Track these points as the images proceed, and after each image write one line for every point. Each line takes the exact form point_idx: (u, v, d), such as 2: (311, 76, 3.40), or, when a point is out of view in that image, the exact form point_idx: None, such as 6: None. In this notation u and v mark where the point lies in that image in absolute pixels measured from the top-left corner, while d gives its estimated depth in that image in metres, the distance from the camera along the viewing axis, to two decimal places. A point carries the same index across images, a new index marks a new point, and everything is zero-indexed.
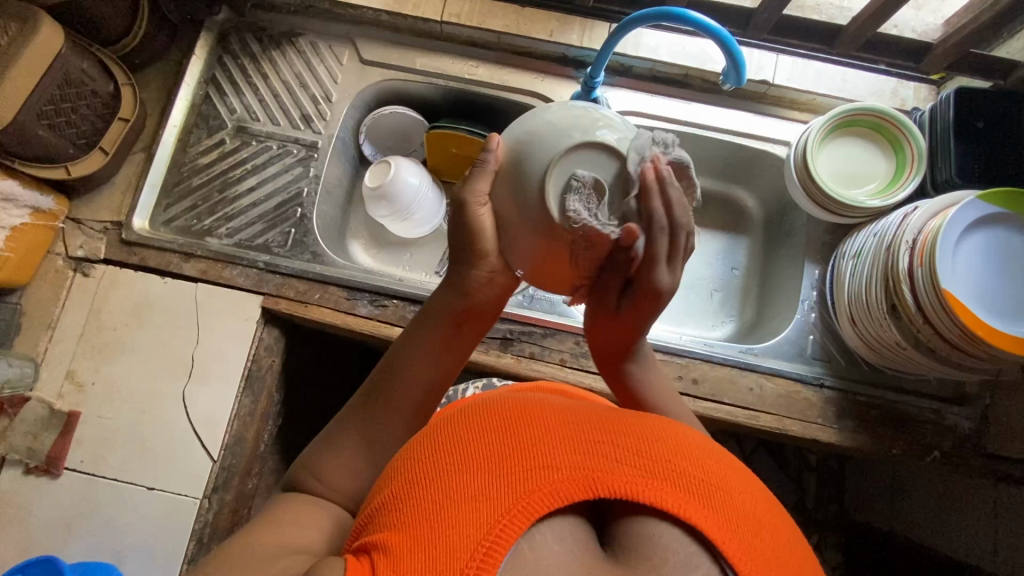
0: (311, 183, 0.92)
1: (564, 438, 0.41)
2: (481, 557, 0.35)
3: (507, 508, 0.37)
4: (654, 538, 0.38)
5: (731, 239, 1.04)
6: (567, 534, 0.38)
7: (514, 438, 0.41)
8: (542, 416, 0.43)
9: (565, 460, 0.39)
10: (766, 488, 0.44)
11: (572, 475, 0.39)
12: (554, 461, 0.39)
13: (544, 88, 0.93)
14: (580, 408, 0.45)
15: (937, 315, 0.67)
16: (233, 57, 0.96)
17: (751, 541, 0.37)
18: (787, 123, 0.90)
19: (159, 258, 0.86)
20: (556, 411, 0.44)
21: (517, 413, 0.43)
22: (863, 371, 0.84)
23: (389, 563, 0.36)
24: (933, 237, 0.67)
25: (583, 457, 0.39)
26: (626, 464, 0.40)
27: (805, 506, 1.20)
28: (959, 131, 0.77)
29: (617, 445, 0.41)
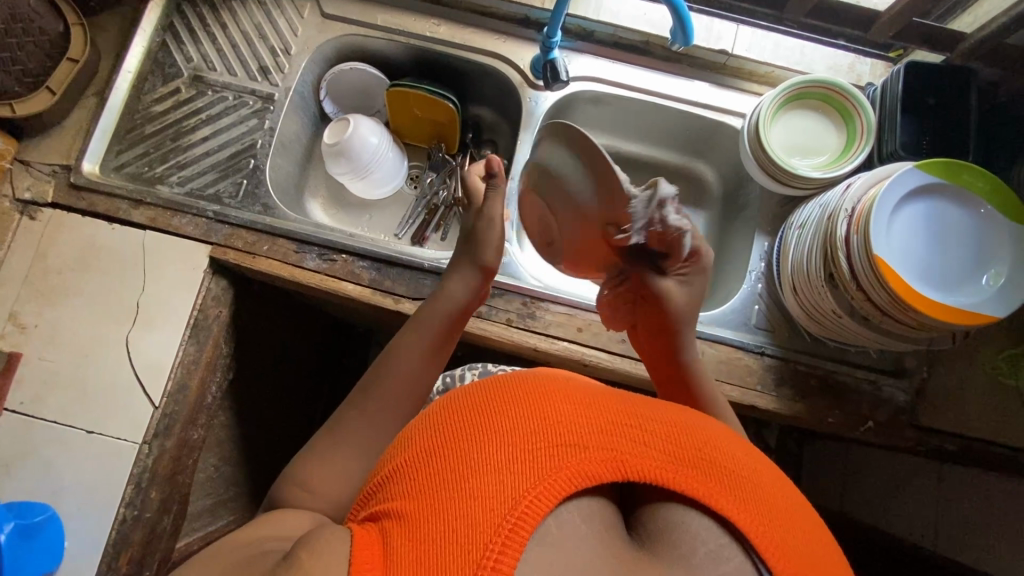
0: (266, 135, 0.91)
1: (596, 419, 0.43)
2: (509, 530, 0.37)
3: (535, 483, 0.39)
4: (682, 526, 0.40)
5: (690, 213, 1.04)
6: (594, 512, 0.41)
7: (545, 412, 0.42)
8: (570, 395, 0.45)
9: (598, 440, 0.41)
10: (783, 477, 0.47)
11: (602, 454, 0.41)
12: (587, 441, 0.41)
13: (505, 50, 0.93)
14: (611, 392, 0.48)
15: (868, 280, 0.68)
16: (191, 5, 0.94)
17: (780, 531, 0.40)
18: (744, 95, 0.91)
19: (108, 204, 0.85)
20: (587, 392, 0.46)
21: (546, 389, 0.45)
22: (805, 342, 0.85)
23: (409, 530, 0.38)
24: (869, 205, 0.68)
25: (614, 439, 0.42)
26: (656, 450, 0.42)
27: None
28: (907, 105, 0.78)
29: (649, 431, 0.43)
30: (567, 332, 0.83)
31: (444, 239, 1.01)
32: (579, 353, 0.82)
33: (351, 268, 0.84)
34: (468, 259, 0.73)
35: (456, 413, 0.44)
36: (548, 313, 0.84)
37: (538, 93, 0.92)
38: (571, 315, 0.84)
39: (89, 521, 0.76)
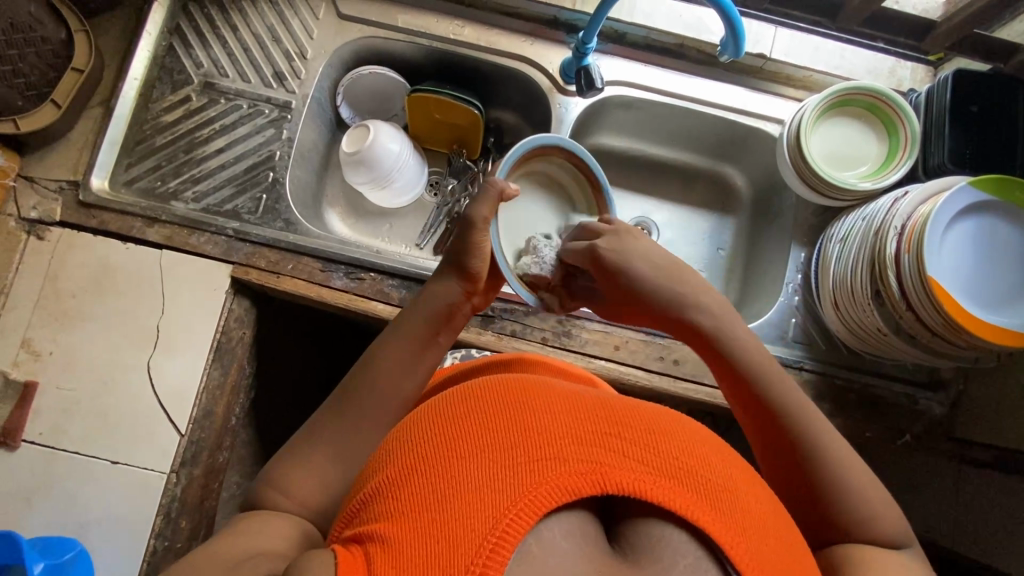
0: (284, 146, 0.86)
1: (573, 428, 0.38)
2: (487, 553, 0.33)
3: (512, 500, 0.35)
4: (665, 540, 0.36)
5: (718, 219, 1.02)
6: (574, 530, 0.36)
7: (513, 422, 0.38)
8: (549, 401, 0.40)
9: (573, 451, 0.37)
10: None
11: (578, 467, 0.36)
12: (563, 453, 0.36)
13: (533, 53, 0.89)
14: (593, 395, 0.43)
15: (920, 301, 0.67)
16: (199, 6, 0.88)
17: (765, 549, 0.36)
18: (781, 100, 0.88)
19: (120, 222, 0.81)
20: (570, 397, 0.41)
21: (520, 395, 0.41)
22: (842, 355, 0.84)
23: (385, 557, 0.33)
24: (922, 222, 0.67)
25: (592, 449, 0.37)
26: (635, 459, 0.37)
27: None
28: (954, 115, 0.76)
29: (630, 437, 0.38)
30: (603, 350, 0.81)
31: None
32: (617, 371, 0.81)
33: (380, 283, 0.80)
34: (457, 269, 0.62)
35: (427, 430, 0.40)
36: (584, 330, 0.82)
37: (568, 99, 0.89)
38: (606, 332, 0.82)
39: (118, 554, 0.74)
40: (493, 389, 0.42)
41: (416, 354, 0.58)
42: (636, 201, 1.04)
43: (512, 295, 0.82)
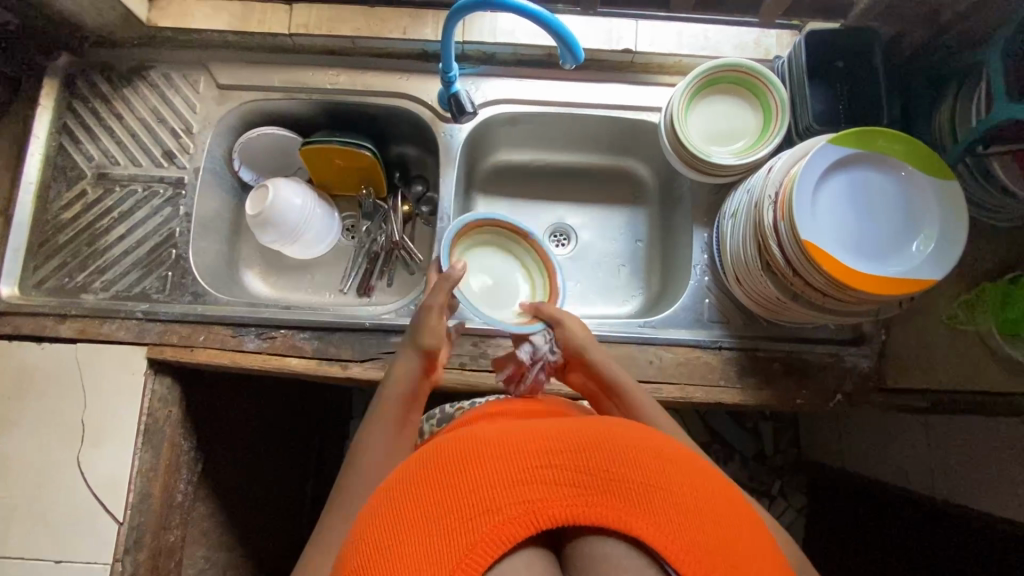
0: (183, 221, 0.88)
1: (502, 471, 0.38)
2: None
3: (453, 565, 0.35)
4: (602, 556, 0.36)
5: (632, 211, 1.04)
6: (523, 569, 0.36)
7: (451, 482, 0.38)
8: (479, 449, 0.40)
9: (504, 496, 0.37)
10: (708, 467, 0.43)
11: (511, 512, 0.36)
12: (496, 501, 0.37)
13: (411, 88, 0.90)
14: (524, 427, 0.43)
15: (802, 264, 0.67)
16: (82, 101, 0.91)
17: (696, 539, 0.36)
18: (657, 89, 0.90)
19: (34, 324, 0.83)
20: (498, 438, 0.41)
21: (455, 453, 0.40)
22: (761, 326, 0.84)
23: None
24: (789, 189, 0.67)
25: (527, 489, 0.37)
26: (565, 485, 0.38)
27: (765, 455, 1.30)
28: (812, 75, 0.77)
29: (559, 465, 0.38)
30: None
31: (391, 285, 1.02)
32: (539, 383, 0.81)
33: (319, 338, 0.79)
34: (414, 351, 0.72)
35: (377, 515, 0.40)
36: (500, 348, 0.82)
37: (452, 126, 0.90)
38: None
39: None
40: (434, 453, 0.42)
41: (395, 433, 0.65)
42: (550, 209, 1.05)
43: None
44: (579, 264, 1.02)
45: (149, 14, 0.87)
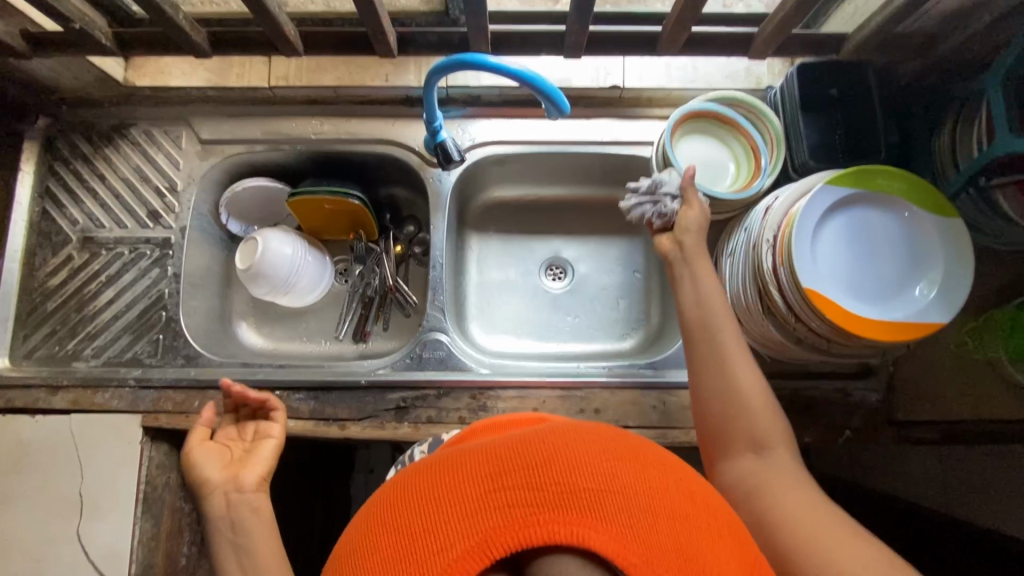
0: (172, 282, 0.87)
1: (448, 502, 0.33)
2: None
3: None
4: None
5: (628, 242, 1.02)
6: None
7: (399, 523, 0.33)
8: (426, 479, 0.35)
9: (455, 528, 0.32)
10: (678, 462, 0.37)
11: (462, 546, 0.31)
12: (447, 535, 0.31)
13: (396, 134, 0.88)
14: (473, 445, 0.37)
15: (805, 311, 0.65)
16: (64, 164, 0.89)
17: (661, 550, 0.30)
18: (648, 123, 0.88)
19: (26, 396, 0.82)
20: (445, 462, 0.35)
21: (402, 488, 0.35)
22: (764, 365, 0.82)
23: None
24: (788, 233, 0.65)
25: (474, 520, 0.31)
26: (516, 506, 0.32)
27: None
28: (806, 108, 0.75)
29: (508, 483, 0.32)
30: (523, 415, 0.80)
31: (387, 329, 1.01)
32: None
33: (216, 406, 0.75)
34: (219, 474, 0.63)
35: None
36: (500, 400, 0.80)
37: (440, 170, 0.89)
38: (521, 396, 0.80)
39: None
40: (383, 495, 0.36)
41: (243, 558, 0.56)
42: (544, 242, 1.03)
43: (421, 380, 0.81)
44: (577, 299, 1.01)
45: (127, 74, 0.85)
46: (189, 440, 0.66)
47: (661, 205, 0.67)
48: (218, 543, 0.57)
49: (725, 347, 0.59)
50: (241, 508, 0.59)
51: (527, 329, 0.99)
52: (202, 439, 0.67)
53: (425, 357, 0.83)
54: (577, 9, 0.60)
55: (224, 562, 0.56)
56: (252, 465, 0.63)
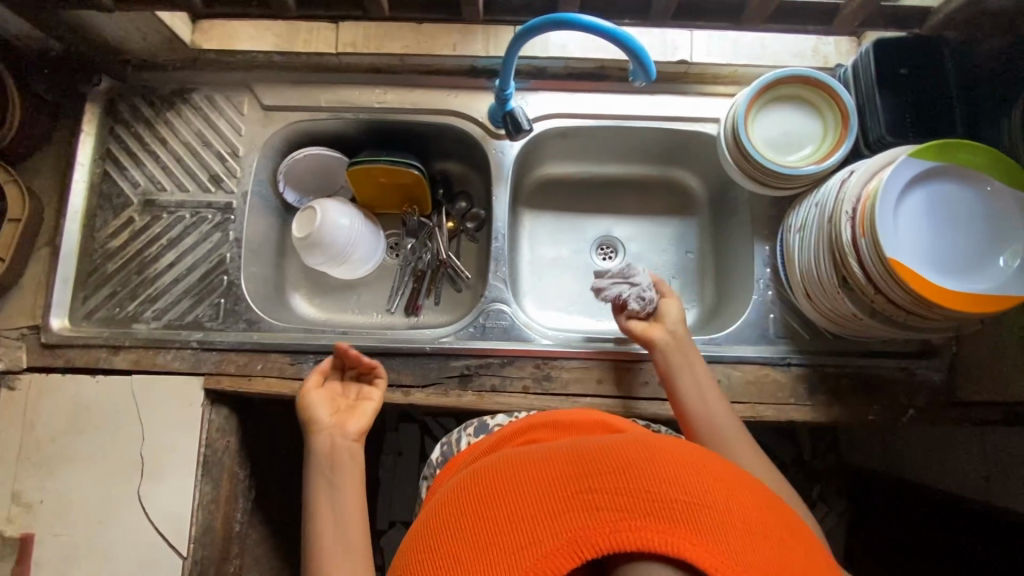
0: (233, 247, 0.86)
1: (543, 504, 0.38)
2: None
3: None
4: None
5: (681, 222, 1.02)
6: None
7: (487, 520, 0.39)
8: (519, 484, 0.41)
9: (548, 527, 0.36)
10: (746, 480, 0.41)
11: (550, 545, 0.36)
12: (541, 532, 0.36)
13: (459, 105, 0.88)
14: (559, 451, 0.43)
15: (886, 282, 0.66)
16: (125, 126, 0.89)
17: (742, 559, 0.33)
18: (712, 100, 0.88)
19: (86, 356, 0.82)
20: (537, 469, 0.41)
21: (497, 491, 0.41)
22: (828, 341, 0.82)
23: None
24: (871, 204, 0.65)
25: (567, 519, 0.36)
26: (607, 511, 0.36)
27: (803, 459, 1.27)
28: (883, 84, 0.75)
29: (597, 490, 0.37)
30: (588, 386, 0.80)
31: (438, 303, 1.01)
32: (605, 405, 0.79)
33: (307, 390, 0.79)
34: (326, 419, 0.68)
35: (425, 557, 0.40)
36: (564, 370, 0.80)
37: (503, 142, 0.89)
38: (584, 367, 0.80)
39: None
40: (479, 493, 0.42)
41: (338, 493, 0.62)
42: (596, 221, 1.04)
43: (485, 349, 0.81)
44: None
45: (192, 36, 0.86)
46: (305, 384, 0.71)
47: (640, 289, 0.76)
48: (316, 479, 0.64)
49: (710, 395, 0.70)
50: (341, 452, 0.65)
51: (579, 306, 0.99)
52: (315, 386, 0.71)
53: (489, 327, 0.83)
54: None
55: (319, 500, 0.62)
56: (355, 417, 0.68)
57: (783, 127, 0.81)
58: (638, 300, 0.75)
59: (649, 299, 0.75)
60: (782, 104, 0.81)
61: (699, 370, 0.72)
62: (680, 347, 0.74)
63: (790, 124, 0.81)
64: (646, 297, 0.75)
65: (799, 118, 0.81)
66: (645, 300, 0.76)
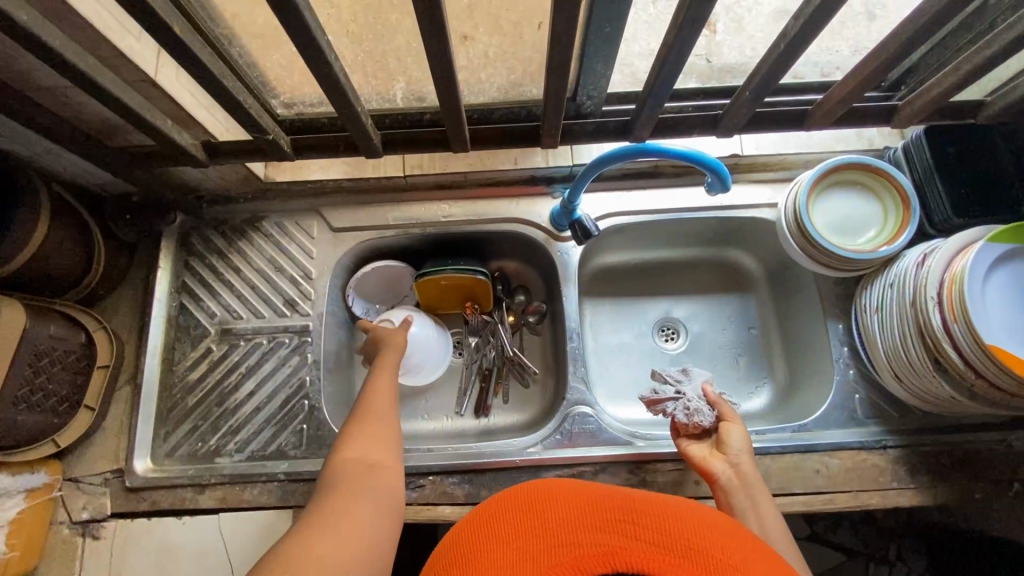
0: (312, 369, 0.87)
1: (593, 522, 0.45)
2: None
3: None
4: None
5: (740, 300, 1.03)
6: None
7: (548, 522, 0.47)
8: (577, 500, 0.49)
9: (588, 537, 0.44)
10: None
11: (593, 549, 0.42)
12: (581, 539, 0.44)
13: (522, 212, 0.91)
14: (618, 492, 0.50)
15: (986, 367, 0.66)
16: (199, 258, 0.91)
17: None
18: (767, 187, 0.91)
19: (171, 497, 0.80)
20: (593, 497, 0.49)
21: (561, 499, 0.49)
22: (919, 419, 0.81)
23: None
24: (958, 291, 0.67)
25: (607, 535, 0.44)
26: (643, 541, 0.43)
27: (875, 518, 1.23)
28: (942, 167, 0.78)
29: (639, 525, 0.44)
30: (684, 488, 0.78)
31: (507, 402, 1.00)
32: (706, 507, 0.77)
33: None
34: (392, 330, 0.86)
35: (490, 527, 0.49)
36: (659, 472, 0.79)
37: (566, 244, 0.91)
38: (679, 467, 0.79)
39: None
40: (544, 495, 0.50)
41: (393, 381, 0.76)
42: (654, 304, 1.05)
43: (576, 458, 0.80)
44: (695, 359, 1.00)
45: (266, 170, 0.89)
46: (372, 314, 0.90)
47: (686, 400, 0.76)
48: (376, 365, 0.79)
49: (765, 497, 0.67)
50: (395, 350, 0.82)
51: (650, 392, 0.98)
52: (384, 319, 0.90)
53: (576, 432, 0.82)
54: (751, 94, 0.64)
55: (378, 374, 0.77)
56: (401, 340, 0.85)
57: (847, 213, 0.83)
58: (691, 413, 0.75)
59: (701, 413, 0.74)
60: (847, 188, 0.84)
61: (771, 509, 0.66)
62: (749, 483, 0.68)
63: (852, 210, 0.83)
64: (697, 410, 0.75)
65: (864, 206, 0.83)
66: (696, 412, 0.75)
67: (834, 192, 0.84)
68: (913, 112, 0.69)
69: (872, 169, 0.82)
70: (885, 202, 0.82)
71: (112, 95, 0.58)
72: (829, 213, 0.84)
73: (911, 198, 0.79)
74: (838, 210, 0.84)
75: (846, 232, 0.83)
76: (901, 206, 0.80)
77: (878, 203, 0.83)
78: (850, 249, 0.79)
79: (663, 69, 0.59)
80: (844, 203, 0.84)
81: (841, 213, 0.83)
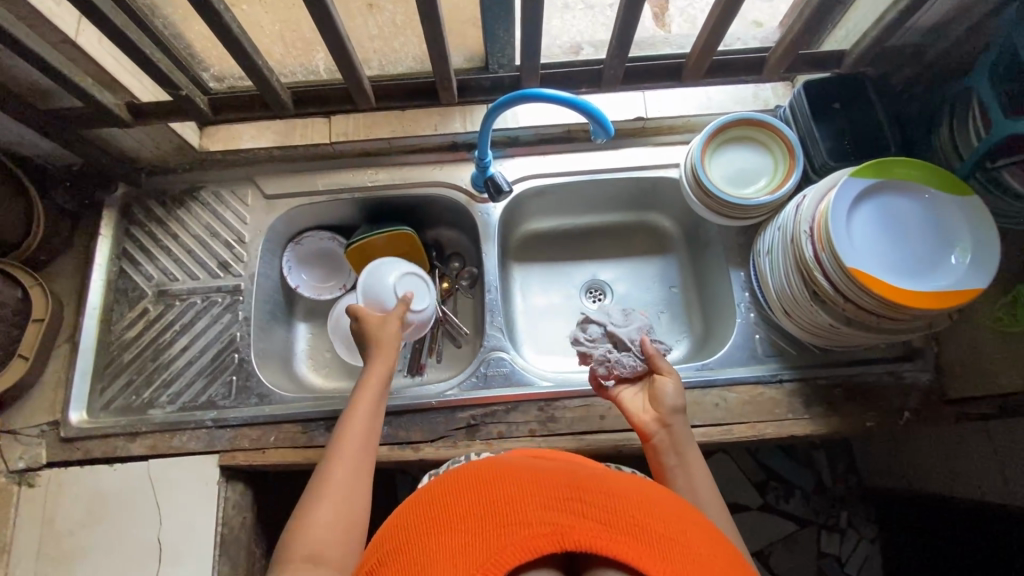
0: (243, 325, 0.92)
1: (544, 495, 0.39)
2: None
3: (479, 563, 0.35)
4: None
5: (661, 260, 1.08)
6: None
7: (490, 496, 0.40)
8: (519, 475, 0.42)
9: (535, 514, 0.38)
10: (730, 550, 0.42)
11: (540, 528, 0.37)
12: (528, 516, 0.38)
13: (444, 176, 0.97)
14: (563, 471, 0.44)
15: (851, 290, 0.71)
16: (138, 225, 0.96)
17: None
18: (672, 148, 0.97)
19: (104, 446, 0.84)
20: (539, 473, 0.43)
21: (500, 474, 0.43)
22: (814, 355, 0.86)
23: None
24: (824, 224, 0.71)
25: (556, 512, 0.38)
26: (594, 519, 0.38)
27: (824, 484, 1.23)
28: (818, 117, 0.84)
29: (590, 503, 0.39)
30: (590, 423, 0.82)
31: (441, 361, 1.04)
32: (609, 438, 0.81)
33: (277, 416, 0.84)
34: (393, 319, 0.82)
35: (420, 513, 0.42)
36: (566, 409, 0.83)
37: (486, 205, 0.97)
38: (587, 405, 0.83)
39: None
40: (476, 472, 0.44)
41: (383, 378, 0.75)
42: (582, 267, 1.10)
43: (488, 398, 0.84)
44: None
45: (201, 141, 0.96)
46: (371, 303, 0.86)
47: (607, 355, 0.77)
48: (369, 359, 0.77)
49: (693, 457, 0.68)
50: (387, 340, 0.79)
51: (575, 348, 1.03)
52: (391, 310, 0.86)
53: (491, 375, 0.86)
54: (617, 45, 0.70)
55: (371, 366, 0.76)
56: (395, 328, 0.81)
57: (741, 165, 0.89)
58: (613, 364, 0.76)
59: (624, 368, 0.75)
60: (742, 142, 0.90)
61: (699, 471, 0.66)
62: (681, 439, 0.69)
63: (745, 162, 0.89)
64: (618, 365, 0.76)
65: (756, 157, 0.89)
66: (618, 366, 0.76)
67: (730, 146, 0.90)
68: (782, 52, 0.74)
69: (761, 123, 0.88)
70: (775, 152, 0.88)
71: (29, 51, 0.63)
72: (724, 166, 0.89)
73: (795, 146, 0.85)
74: (733, 162, 0.89)
75: (741, 183, 0.88)
76: (788, 156, 0.86)
77: (769, 154, 0.88)
78: (738, 197, 0.85)
79: (531, 19, 0.65)
80: (739, 156, 0.89)
81: (735, 165, 0.89)
